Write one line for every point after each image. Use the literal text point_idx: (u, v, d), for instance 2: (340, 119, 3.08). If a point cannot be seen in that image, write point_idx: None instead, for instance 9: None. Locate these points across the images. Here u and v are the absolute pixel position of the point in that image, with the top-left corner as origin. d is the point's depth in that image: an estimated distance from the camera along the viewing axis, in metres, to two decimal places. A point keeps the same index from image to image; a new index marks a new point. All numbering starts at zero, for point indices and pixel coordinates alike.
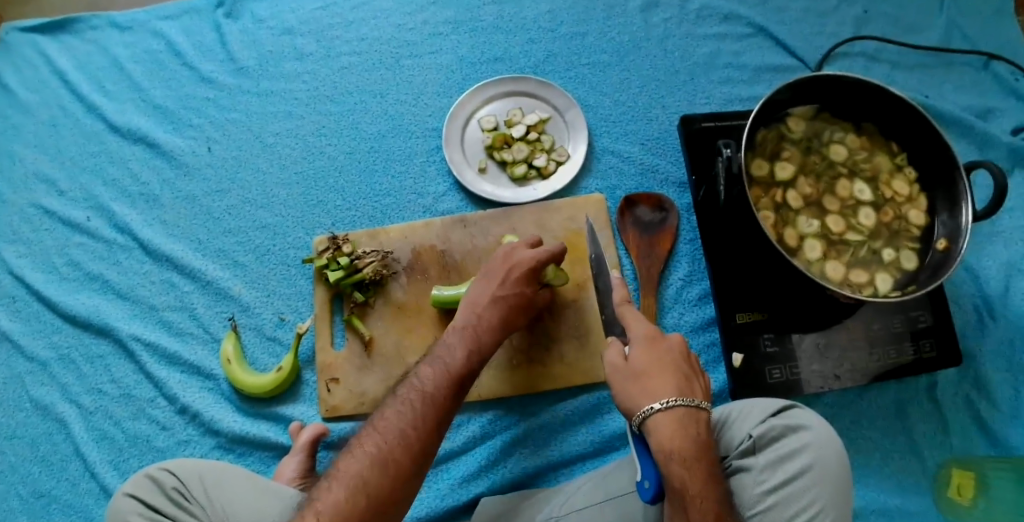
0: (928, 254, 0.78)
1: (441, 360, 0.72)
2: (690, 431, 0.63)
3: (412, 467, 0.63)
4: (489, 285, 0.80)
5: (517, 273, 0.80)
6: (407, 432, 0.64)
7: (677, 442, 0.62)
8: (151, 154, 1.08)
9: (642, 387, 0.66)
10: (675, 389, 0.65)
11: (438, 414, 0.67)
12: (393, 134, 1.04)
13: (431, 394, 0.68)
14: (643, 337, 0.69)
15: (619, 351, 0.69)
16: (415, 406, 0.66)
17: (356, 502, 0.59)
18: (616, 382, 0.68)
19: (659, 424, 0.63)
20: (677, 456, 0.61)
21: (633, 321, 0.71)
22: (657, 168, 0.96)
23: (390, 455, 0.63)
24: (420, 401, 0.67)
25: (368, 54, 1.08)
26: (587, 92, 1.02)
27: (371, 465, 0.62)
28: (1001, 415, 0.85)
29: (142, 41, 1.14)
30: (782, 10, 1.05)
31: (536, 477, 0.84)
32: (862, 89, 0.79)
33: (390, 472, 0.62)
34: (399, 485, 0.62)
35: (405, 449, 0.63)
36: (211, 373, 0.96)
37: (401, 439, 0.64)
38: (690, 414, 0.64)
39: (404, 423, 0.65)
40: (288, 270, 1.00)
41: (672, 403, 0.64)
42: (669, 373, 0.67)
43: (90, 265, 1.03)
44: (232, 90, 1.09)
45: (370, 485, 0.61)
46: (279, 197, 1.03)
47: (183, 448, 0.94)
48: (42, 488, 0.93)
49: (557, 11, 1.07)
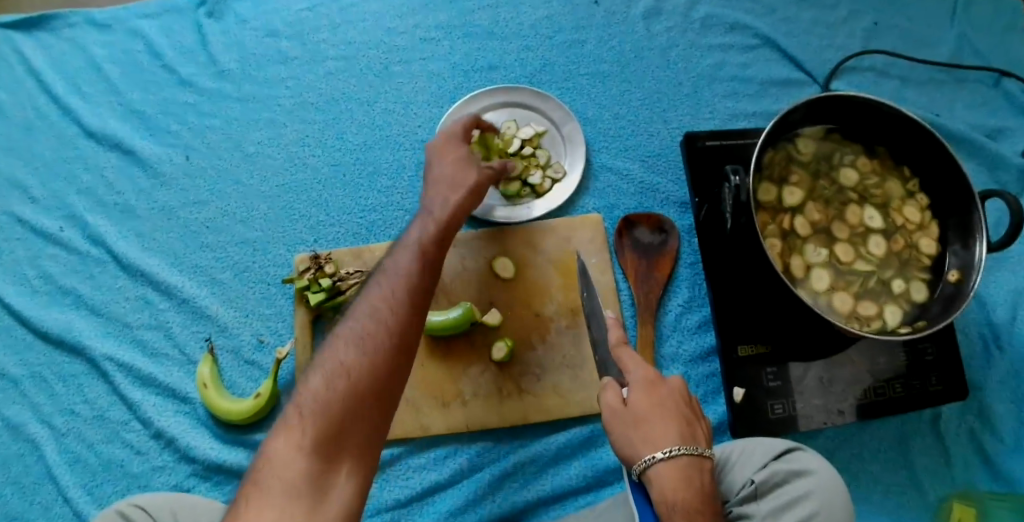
0: (939, 286, 0.75)
1: (409, 239, 0.69)
2: (694, 481, 0.60)
3: (392, 342, 0.59)
4: (444, 160, 0.77)
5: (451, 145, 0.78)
6: (379, 309, 0.61)
7: (681, 494, 0.58)
8: (127, 161, 1.02)
9: (643, 434, 0.62)
10: (678, 438, 0.61)
11: (411, 286, 0.63)
12: (380, 145, 0.99)
13: (403, 272, 0.64)
14: (642, 381, 0.65)
15: (619, 394, 0.65)
16: (385, 285, 0.63)
17: (336, 384, 0.56)
18: (614, 427, 0.64)
19: (662, 474, 0.60)
20: (682, 507, 0.57)
21: (630, 363, 0.66)
22: (657, 187, 0.92)
23: (365, 335, 0.59)
24: (392, 280, 0.63)
25: (356, 59, 1.03)
26: (585, 105, 0.97)
27: (349, 346, 0.58)
28: (1006, 448, 0.82)
29: (120, 40, 1.08)
30: (791, 21, 1.01)
31: (524, 511, 0.80)
32: (875, 111, 0.75)
33: (369, 349, 0.58)
34: (381, 362, 0.58)
35: (381, 326, 0.60)
36: (188, 396, 0.91)
37: (373, 318, 0.60)
38: (693, 462, 0.61)
39: (376, 301, 0.61)
40: (268, 288, 0.95)
41: (676, 452, 0.60)
42: (672, 419, 0.63)
43: (63, 278, 0.97)
44: (213, 94, 1.03)
45: (349, 366, 0.57)
46: (260, 211, 0.98)
47: (158, 474, 0.89)
48: (13, 512, 0.88)
49: (555, 17, 1.02)
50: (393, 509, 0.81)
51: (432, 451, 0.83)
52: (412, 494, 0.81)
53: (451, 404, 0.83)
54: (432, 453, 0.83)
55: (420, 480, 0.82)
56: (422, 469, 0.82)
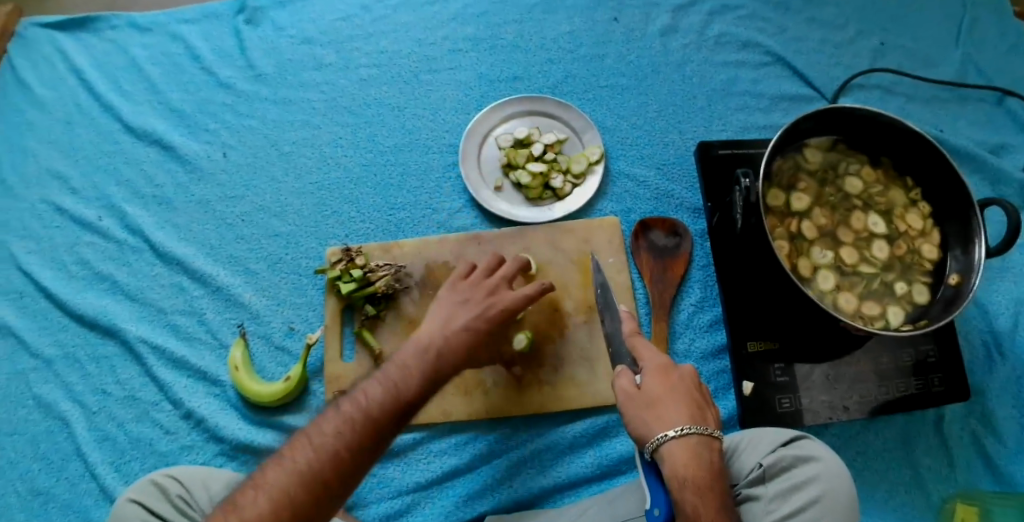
0: (940, 288, 0.79)
1: (394, 376, 0.69)
2: (704, 458, 0.64)
3: (340, 487, 0.62)
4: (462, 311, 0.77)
5: (495, 312, 0.77)
6: (340, 453, 0.63)
7: (691, 471, 0.62)
8: (166, 157, 1.08)
9: (655, 415, 0.66)
10: (688, 418, 0.65)
11: (375, 435, 0.65)
12: (409, 148, 1.04)
13: (376, 418, 0.65)
14: (655, 368, 0.69)
15: (632, 379, 0.69)
16: (353, 425, 0.64)
17: (278, 515, 0.59)
18: (628, 410, 0.68)
19: (674, 451, 0.64)
20: (692, 484, 0.62)
21: (645, 351, 0.71)
22: (672, 193, 0.97)
23: (319, 475, 0.61)
24: (361, 422, 0.64)
25: (387, 67, 1.09)
26: (604, 115, 1.03)
27: (301, 480, 0.61)
28: (1007, 451, 0.85)
29: (161, 43, 1.16)
30: (800, 39, 1.06)
31: (540, 497, 0.84)
32: (879, 124, 0.80)
33: (316, 490, 0.61)
34: (322, 500, 0.61)
35: (335, 469, 0.62)
36: (218, 380, 0.96)
37: (332, 457, 0.62)
38: (703, 441, 0.65)
39: (341, 441, 0.63)
40: (299, 279, 1.00)
41: (687, 431, 0.64)
42: (682, 402, 0.67)
43: (100, 264, 1.03)
44: (250, 96, 1.10)
45: (295, 500, 0.60)
46: (294, 206, 1.03)
47: (186, 453, 0.93)
48: (40, 486, 0.93)
49: (577, 32, 1.08)
50: (414, 492, 0.85)
51: (453, 437, 0.87)
52: (433, 478, 0.85)
53: (472, 392, 0.87)
54: (453, 439, 0.87)
55: (440, 464, 0.85)
56: (443, 454, 0.86)
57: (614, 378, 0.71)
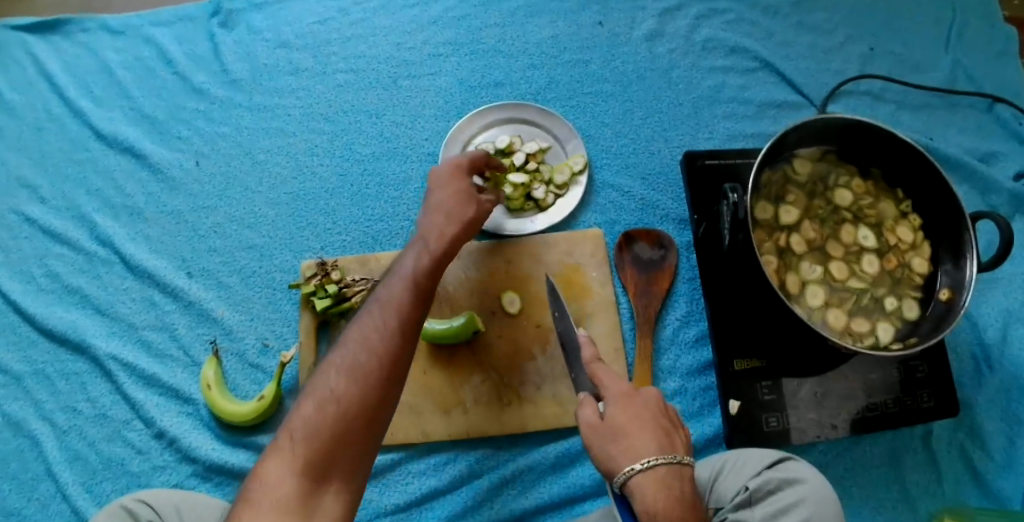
0: (931, 304, 0.77)
1: (400, 271, 0.70)
2: (675, 488, 0.61)
3: (380, 370, 0.62)
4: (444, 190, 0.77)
5: (449, 173, 0.78)
6: (369, 339, 0.64)
7: (662, 504, 0.59)
8: (137, 165, 1.05)
9: (622, 446, 0.63)
10: (655, 447, 0.62)
11: (402, 313, 0.66)
12: (388, 157, 1.01)
13: (391, 302, 0.67)
14: (617, 395, 0.67)
15: (595, 409, 0.67)
16: (377, 313, 0.66)
17: (325, 411, 0.61)
18: (595, 443, 0.65)
19: (644, 484, 0.61)
20: (664, 516, 0.58)
21: (605, 378, 0.68)
22: (657, 204, 0.94)
23: (355, 362, 0.63)
24: (381, 311, 0.66)
25: (365, 73, 1.06)
26: (588, 122, 1.00)
27: (342, 373, 0.62)
28: (995, 466, 0.82)
29: (134, 46, 1.12)
30: (788, 44, 1.04)
31: (522, 519, 0.81)
32: (869, 134, 0.78)
33: (358, 378, 0.62)
34: (369, 384, 0.62)
35: (367, 354, 0.63)
36: (191, 398, 0.93)
37: (364, 345, 0.64)
38: (673, 470, 0.62)
39: (368, 331, 0.65)
40: (274, 293, 0.97)
41: (653, 462, 0.61)
42: (648, 429, 0.64)
43: (70, 277, 1.00)
44: (224, 102, 1.06)
45: (339, 391, 0.61)
46: (268, 217, 1.00)
47: (159, 473, 0.90)
48: (11, 507, 0.90)
49: (560, 37, 1.05)
50: (392, 514, 0.82)
51: (431, 457, 0.84)
52: (412, 499, 0.82)
53: (452, 411, 0.85)
54: (432, 459, 0.84)
55: (419, 485, 0.83)
56: (422, 475, 0.84)
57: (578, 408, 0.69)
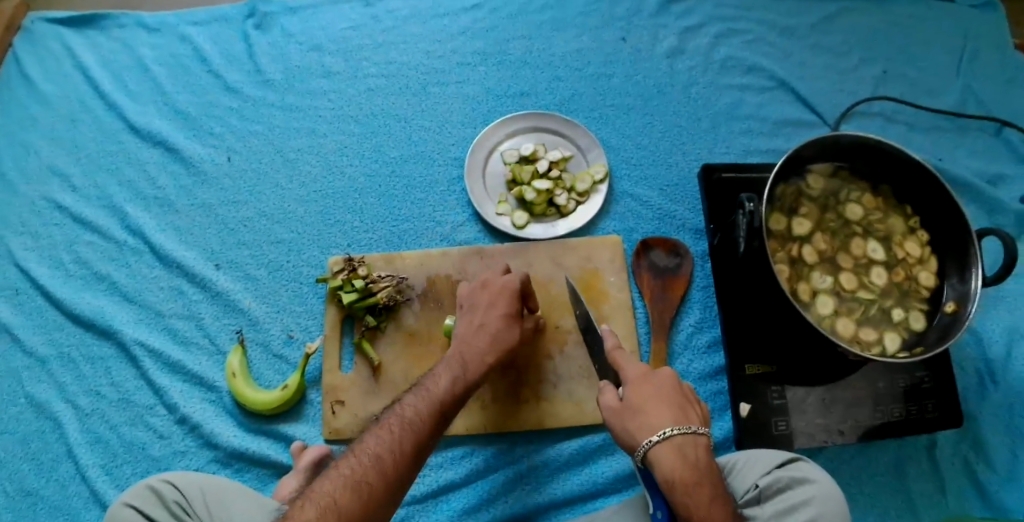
0: (937, 316, 0.79)
1: (426, 390, 0.74)
2: (689, 457, 0.65)
3: (383, 494, 0.65)
4: (491, 310, 0.81)
5: (501, 296, 0.81)
6: (383, 458, 0.67)
7: (679, 472, 0.64)
8: (168, 159, 1.09)
9: (639, 423, 0.67)
10: (671, 420, 0.66)
11: (417, 438, 0.69)
12: (414, 160, 1.05)
13: (413, 424, 0.70)
14: (633, 377, 0.70)
15: (615, 395, 0.70)
16: (396, 431, 0.69)
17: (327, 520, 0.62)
18: (615, 425, 0.69)
19: (661, 455, 0.65)
20: (681, 485, 0.63)
21: (622, 362, 0.72)
22: (674, 214, 0.98)
23: (365, 479, 0.65)
24: (399, 430, 0.69)
25: (395, 78, 1.10)
26: (609, 134, 1.04)
27: (347, 486, 0.64)
28: (997, 477, 0.85)
29: (169, 44, 1.16)
30: (803, 65, 1.08)
31: (535, 513, 0.84)
32: (881, 151, 0.81)
33: (363, 496, 0.64)
34: (371, 506, 0.64)
35: (379, 474, 0.66)
36: (214, 385, 0.96)
37: (376, 464, 0.66)
38: (689, 440, 0.66)
39: (383, 449, 0.67)
40: (300, 287, 1.00)
41: (670, 434, 0.65)
42: (664, 404, 0.68)
43: (98, 265, 1.03)
44: (257, 101, 1.10)
45: (342, 504, 0.63)
46: (297, 214, 1.04)
47: (180, 458, 0.93)
48: (29, 487, 0.92)
49: (585, 51, 1.09)
50: (409, 504, 0.85)
51: (449, 451, 0.87)
52: (428, 491, 0.85)
53: (470, 406, 0.88)
54: (449, 452, 0.87)
55: (436, 477, 0.86)
56: (439, 468, 0.86)
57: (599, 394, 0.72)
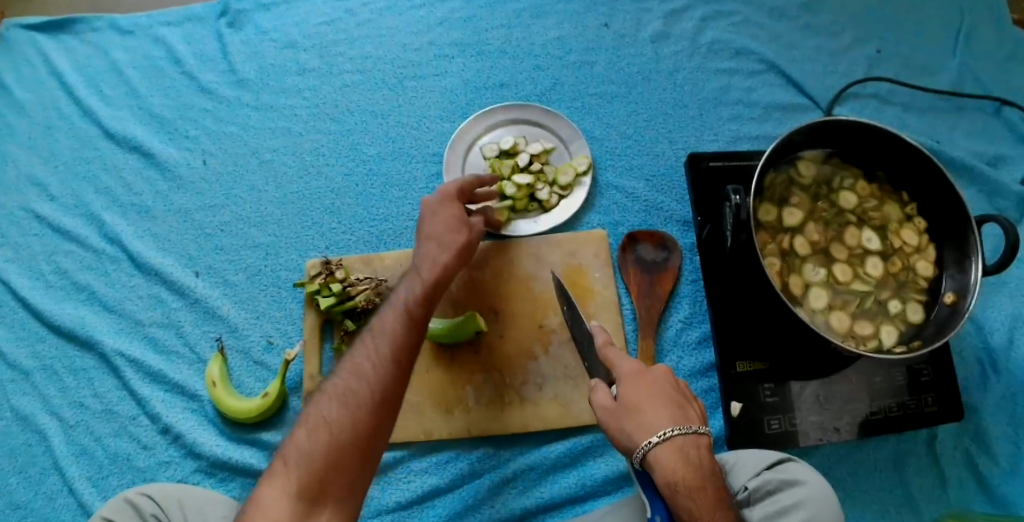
0: (935, 308, 0.76)
1: (395, 302, 0.71)
2: (691, 458, 0.62)
3: (372, 397, 0.63)
4: (440, 216, 0.78)
5: (445, 198, 0.79)
6: (364, 369, 0.65)
7: (681, 474, 0.61)
8: (145, 164, 1.06)
9: (636, 423, 0.64)
10: (670, 420, 0.63)
11: (395, 345, 0.67)
12: (393, 158, 1.02)
13: (388, 333, 0.68)
14: (628, 375, 0.67)
15: (608, 392, 0.67)
16: (373, 342, 0.67)
17: (318, 436, 0.61)
18: (608, 422, 0.66)
19: (662, 457, 0.62)
20: (683, 488, 0.60)
21: (616, 359, 0.69)
22: (661, 205, 0.94)
23: (349, 390, 0.64)
24: (375, 341, 0.67)
25: (371, 73, 1.07)
26: (593, 124, 1.00)
27: (334, 400, 0.63)
28: (1001, 471, 0.82)
29: (142, 46, 1.13)
30: (794, 47, 1.04)
31: (523, 518, 0.82)
32: (874, 136, 0.77)
33: (351, 405, 0.63)
34: (363, 415, 0.63)
35: (363, 384, 0.64)
36: (196, 394, 0.93)
37: (357, 375, 0.65)
38: (689, 440, 0.63)
39: (361, 361, 0.66)
40: (279, 292, 0.97)
41: (671, 435, 0.62)
42: (661, 403, 0.65)
43: (77, 274, 1.01)
44: (231, 102, 1.07)
45: (331, 418, 0.62)
46: (274, 216, 1.01)
47: (165, 469, 0.91)
48: (18, 500, 0.91)
49: (566, 38, 1.05)
50: (394, 512, 0.82)
51: (434, 456, 0.85)
52: (414, 497, 0.83)
53: (454, 411, 0.85)
54: (434, 458, 0.84)
55: (421, 483, 0.83)
56: (424, 473, 0.84)
57: (591, 391, 0.69)
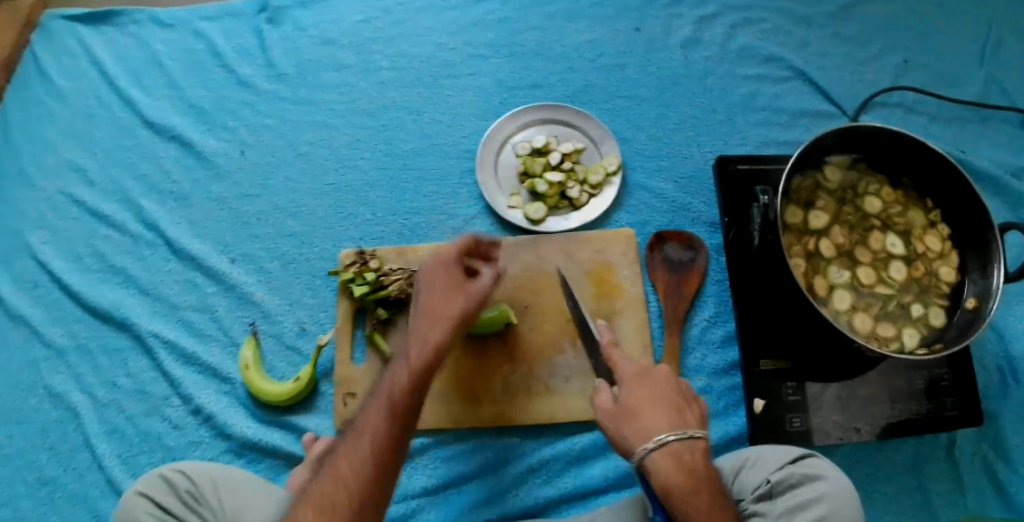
0: (957, 312, 0.78)
1: (381, 391, 0.70)
2: (686, 463, 0.63)
3: (349, 505, 0.63)
4: (434, 287, 0.75)
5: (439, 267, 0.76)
6: (343, 474, 0.65)
7: (676, 480, 0.62)
8: (183, 153, 1.09)
9: (635, 426, 0.66)
10: (667, 424, 0.65)
11: (376, 447, 0.66)
12: (426, 153, 1.04)
13: (371, 432, 0.67)
14: (630, 376, 0.70)
15: (610, 394, 0.70)
16: (355, 445, 0.67)
17: None
18: (608, 424, 0.68)
19: (657, 462, 0.63)
20: (678, 493, 0.62)
21: (619, 361, 0.72)
22: (689, 206, 0.97)
23: (327, 497, 0.64)
24: (357, 441, 0.67)
25: (406, 71, 1.09)
26: (623, 125, 1.02)
27: (311, 507, 0.64)
28: (1019, 478, 0.83)
29: (182, 39, 1.17)
30: (822, 55, 1.06)
31: (546, 508, 0.84)
32: (901, 143, 0.79)
33: (327, 514, 0.63)
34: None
35: (341, 489, 0.64)
36: (228, 377, 0.96)
37: (336, 482, 0.65)
38: (684, 445, 0.64)
39: (342, 465, 0.66)
40: (313, 280, 1.00)
41: (665, 440, 0.63)
42: (660, 407, 0.67)
43: (114, 257, 1.04)
44: (269, 95, 1.11)
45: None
46: (310, 207, 1.04)
47: (195, 449, 0.94)
48: (47, 476, 0.93)
49: (598, 42, 1.08)
50: (420, 496, 0.85)
51: (461, 443, 0.87)
52: (439, 483, 0.85)
53: (482, 400, 0.87)
54: (461, 445, 0.87)
55: (447, 469, 0.86)
56: (450, 460, 0.86)
57: (594, 393, 0.72)
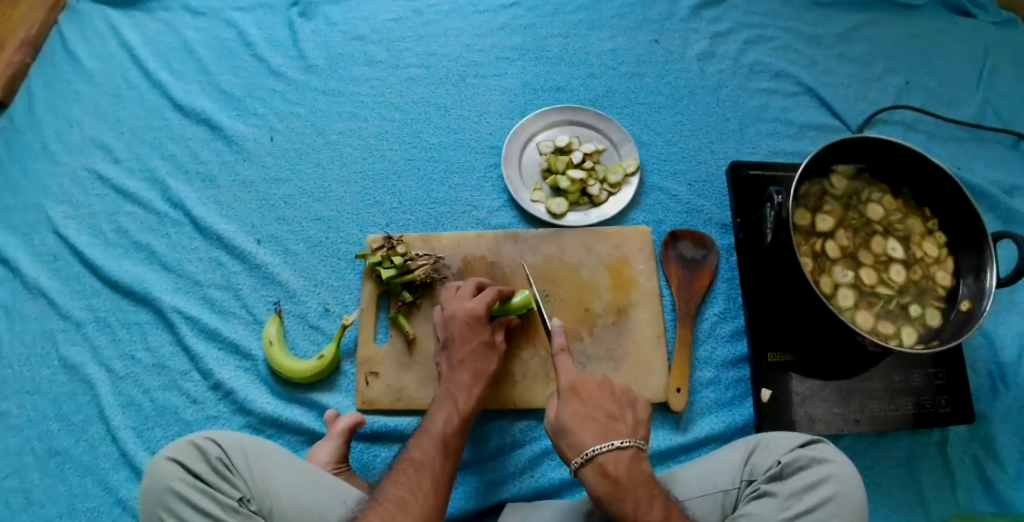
0: (952, 313, 0.83)
1: (429, 431, 0.78)
2: (610, 473, 0.69)
3: None
4: (466, 342, 0.85)
5: (470, 322, 0.85)
6: (407, 500, 0.69)
7: (602, 489, 0.69)
8: (212, 136, 1.13)
9: (568, 441, 0.72)
10: (595, 439, 0.71)
11: (434, 477, 0.73)
12: (453, 147, 1.09)
13: (425, 465, 0.74)
14: (566, 390, 0.75)
15: (552, 409, 0.75)
16: (414, 474, 0.72)
17: None
18: (553, 437, 0.74)
19: (586, 475, 0.70)
20: (605, 498, 0.69)
21: (561, 371, 0.76)
22: (702, 208, 1.02)
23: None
24: (415, 473, 0.72)
25: (435, 69, 1.14)
26: (641, 130, 1.08)
27: None
28: (1006, 476, 0.88)
29: (213, 27, 1.21)
30: (830, 73, 1.12)
31: (560, 489, 0.87)
32: (903, 155, 0.85)
33: None
34: None
35: (406, 515, 0.68)
36: (249, 354, 0.99)
37: (401, 507, 0.69)
38: (610, 456, 0.70)
39: (403, 493, 0.70)
40: (338, 263, 1.04)
41: (592, 454, 0.70)
42: (592, 422, 0.72)
43: (138, 234, 1.07)
44: (300, 85, 1.15)
45: None
46: (337, 194, 1.08)
47: (212, 423, 0.96)
48: (58, 447, 0.95)
49: (620, 51, 1.13)
50: None
51: (479, 424, 0.91)
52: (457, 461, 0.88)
53: (501, 383, 0.91)
54: (480, 426, 0.91)
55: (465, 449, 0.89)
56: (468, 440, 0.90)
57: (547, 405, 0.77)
